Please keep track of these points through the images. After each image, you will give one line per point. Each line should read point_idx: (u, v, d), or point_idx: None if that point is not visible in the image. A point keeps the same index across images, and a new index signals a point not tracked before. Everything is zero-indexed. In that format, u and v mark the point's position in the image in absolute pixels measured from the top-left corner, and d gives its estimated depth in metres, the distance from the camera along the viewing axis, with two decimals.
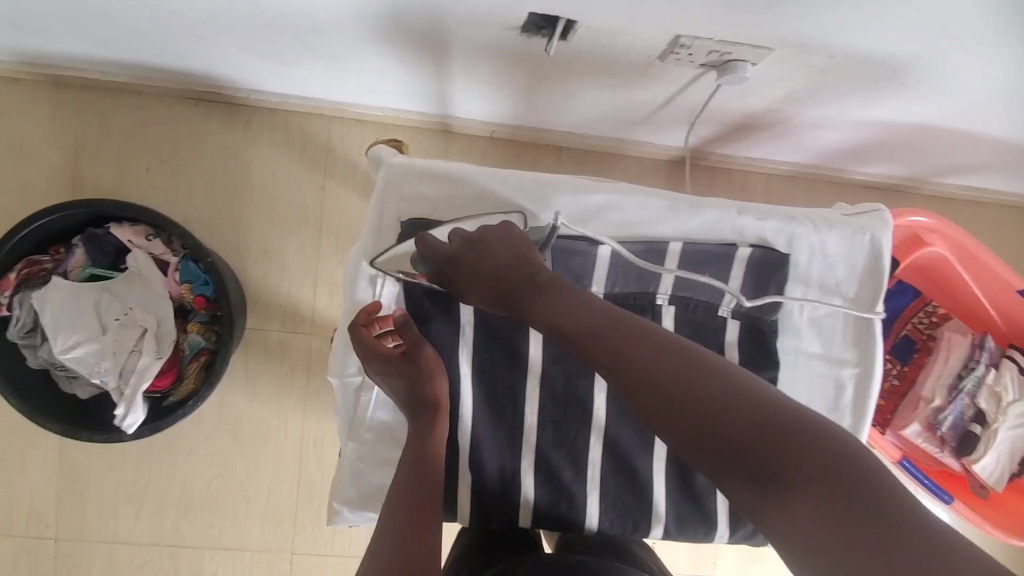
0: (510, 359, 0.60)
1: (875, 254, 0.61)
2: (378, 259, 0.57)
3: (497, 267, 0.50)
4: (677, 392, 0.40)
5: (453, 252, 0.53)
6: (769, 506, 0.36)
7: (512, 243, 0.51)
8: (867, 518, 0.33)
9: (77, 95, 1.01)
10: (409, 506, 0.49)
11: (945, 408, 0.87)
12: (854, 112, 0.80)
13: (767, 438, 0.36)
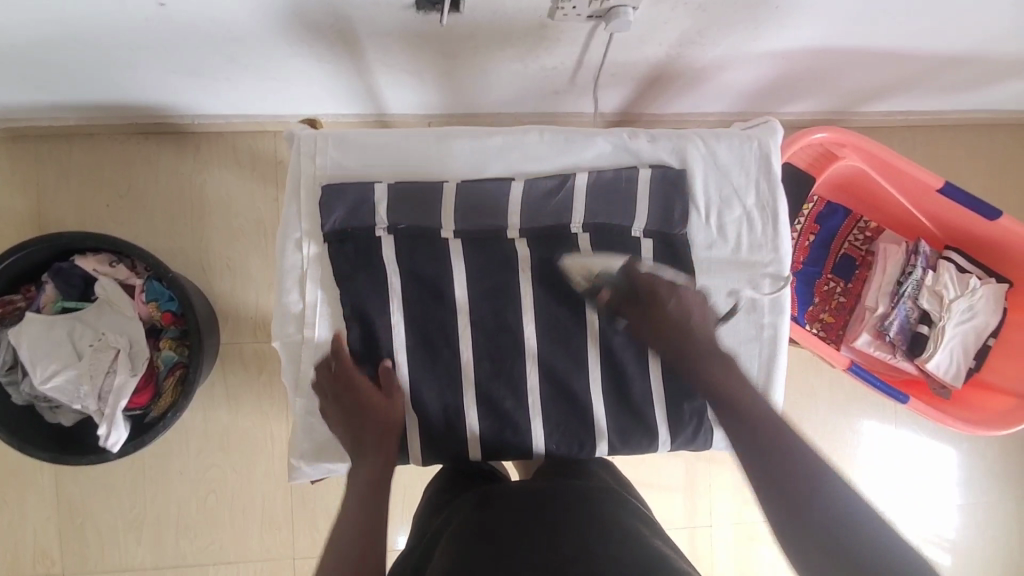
0: (438, 303, 0.63)
1: (765, 156, 0.64)
2: (331, 229, 0.62)
3: (686, 324, 0.62)
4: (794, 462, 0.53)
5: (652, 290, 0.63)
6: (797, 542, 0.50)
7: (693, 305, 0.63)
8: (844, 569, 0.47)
9: (34, 145, 1.08)
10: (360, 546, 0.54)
11: (889, 313, 0.91)
12: (749, 46, 0.85)
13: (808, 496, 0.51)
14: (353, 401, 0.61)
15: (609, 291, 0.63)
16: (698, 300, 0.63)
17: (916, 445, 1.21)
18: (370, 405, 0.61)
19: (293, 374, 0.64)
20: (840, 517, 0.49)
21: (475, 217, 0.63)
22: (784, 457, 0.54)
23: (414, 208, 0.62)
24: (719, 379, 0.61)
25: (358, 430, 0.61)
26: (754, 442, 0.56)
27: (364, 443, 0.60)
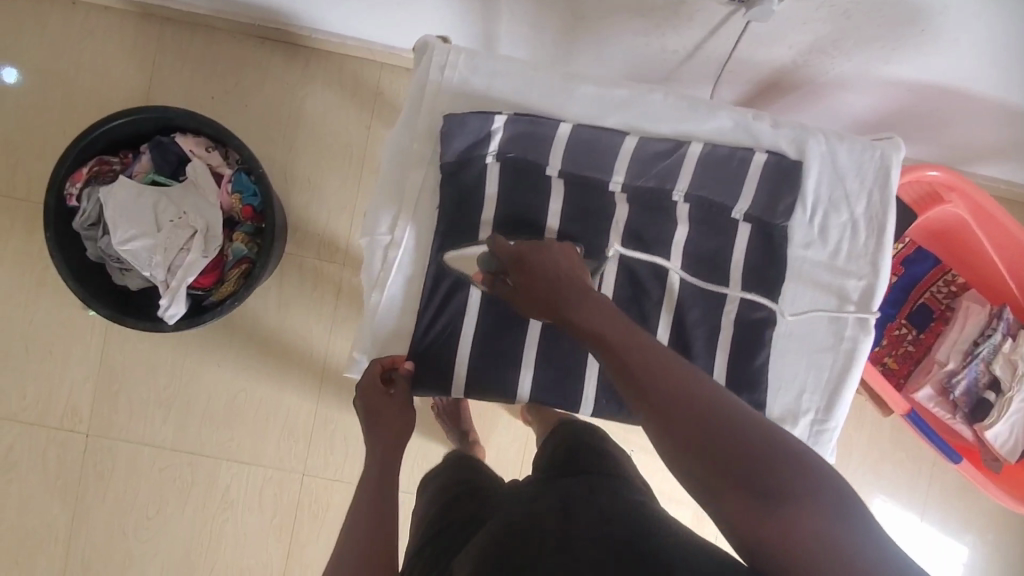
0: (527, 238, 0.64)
1: (884, 168, 0.63)
2: (448, 154, 0.63)
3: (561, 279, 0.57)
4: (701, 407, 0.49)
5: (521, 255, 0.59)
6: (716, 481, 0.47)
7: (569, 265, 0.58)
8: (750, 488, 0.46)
9: (159, 26, 1.13)
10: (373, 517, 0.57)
11: (958, 371, 0.88)
12: (879, 69, 0.83)
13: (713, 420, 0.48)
14: (377, 397, 0.64)
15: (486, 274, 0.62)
16: (571, 258, 0.59)
17: (940, 520, 1.18)
18: (391, 405, 0.65)
19: (372, 270, 0.66)
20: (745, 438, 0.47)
21: (583, 162, 0.63)
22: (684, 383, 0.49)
23: (526, 141, 0.63)
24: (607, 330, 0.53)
25: (377, 420, 0.64)
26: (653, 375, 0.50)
27: (382, 432, 0.64)
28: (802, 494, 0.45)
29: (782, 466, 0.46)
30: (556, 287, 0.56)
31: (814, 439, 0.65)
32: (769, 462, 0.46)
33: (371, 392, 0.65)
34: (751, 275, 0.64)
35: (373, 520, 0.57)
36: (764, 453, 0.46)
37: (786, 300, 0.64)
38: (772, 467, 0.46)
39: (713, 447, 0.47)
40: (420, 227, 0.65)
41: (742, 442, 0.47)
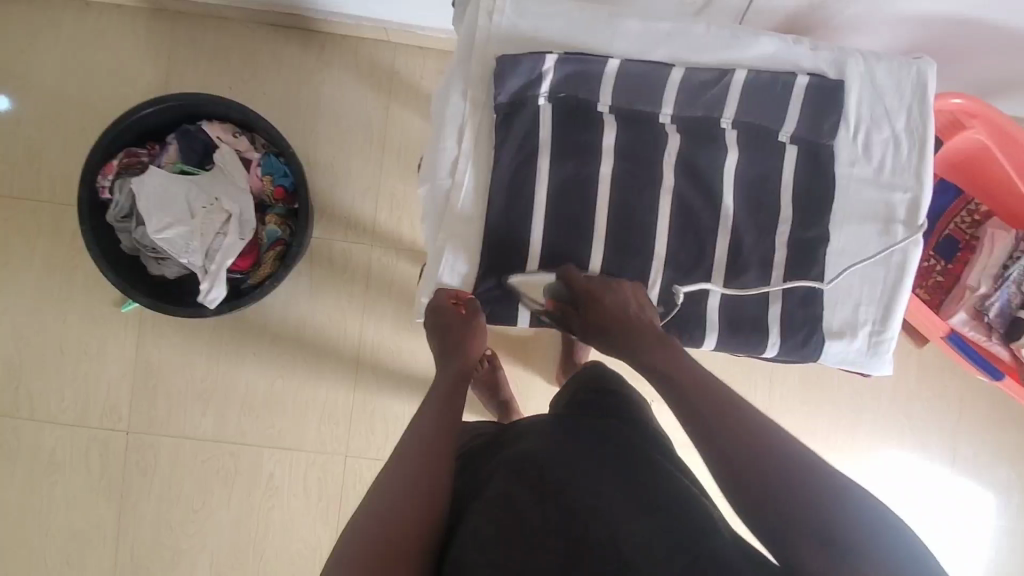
0: (581, 175, 0.65)
1: (922, 83, 0.65)
2: (503, 100, 0.63)
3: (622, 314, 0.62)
4: (781, 465, 0.50)
5: (592, 289, 0.63)
6: (770, 514, 0.49)
7: (631, 299, 0.63)
8: (804, 522, 0.48)
9: (172, 20, 1.14)
10: (430, 446, 0.59)
11: (991, 294, 0.90)
12: (894, 5, 0.85)
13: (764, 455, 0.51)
14: (447, 319, 0.65)
15: (553, 300, 0.66)
16: (633, 292, 0.64)
17: (974, 455, 1.20)
18: (460, 329, 0.65)
19: (432, 218, 0.67)
20: (795, 471, 0.49)
21: (633, 96, 0.64)
22: (734, 419, 0.53)
23: (576, 80, 0.64)
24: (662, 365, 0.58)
25: (446, 341, 0.65)
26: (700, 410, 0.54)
27: (450, 352, 0.65)
28: (881, 557, 0.46)
29: (865, 530, 0.47)
30: (622, 323, 0.62)
31: (873, 350, 0.67)
32: (852, 525, 0.47)
33: (442, 316, 0.65)
34: (801, 194, 0.66)
35: (429, 448, 0.58)
36: (815, 487, 0.49)
37: (837, 217, 0.66)
38: (850, 530, 0.47)
39: (791, 506, 0.48)
40: (479, 173, 0.65)
41: (825, 503, 0.48)
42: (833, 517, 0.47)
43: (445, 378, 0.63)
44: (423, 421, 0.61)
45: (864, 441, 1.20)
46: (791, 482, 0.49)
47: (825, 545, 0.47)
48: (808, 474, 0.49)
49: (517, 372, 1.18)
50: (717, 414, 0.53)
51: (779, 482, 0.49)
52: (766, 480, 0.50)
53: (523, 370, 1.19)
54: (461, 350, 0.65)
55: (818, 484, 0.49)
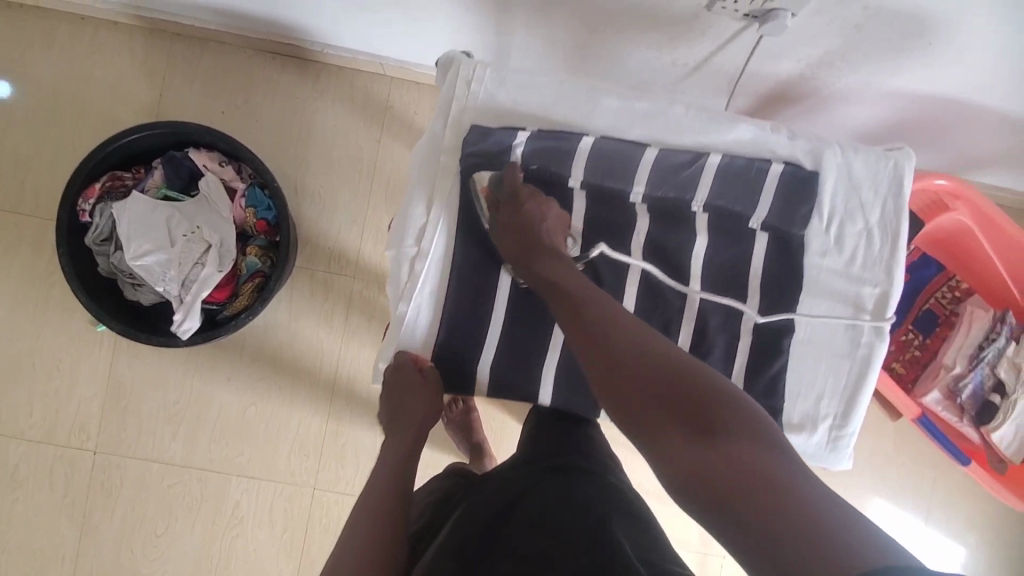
0: None
1: (898, 177, 0.66)
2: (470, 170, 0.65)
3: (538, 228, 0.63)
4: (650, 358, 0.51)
5: (522, 198, 0.64)
6: (665, 428, 0.47)
7: (555, 222, 0.64)
8: (695, 430, 0.46)
9: (168, 41, 1.14)
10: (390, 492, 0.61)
11: (965, 375, 0.91)
12: (884, 82, 0.84)
13: (658, 367, 0.50)
14: (401, 381, 0.68)
15: (492, 192, 0.66)
16: (558, 217, 0.64)
17: (947, 523, 1.19)
18: (414, 391, 0.68)
19: (400, 280, 0.69)
20: (688, 381, 0.48)
21: (603, 173, 0.65)
22: (632, 340, 0.52)
23: (550, 154, 0.66)
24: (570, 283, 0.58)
25: (399, 403, 0.68)
26: (599, 332, 0.54)
27: (400, 417, 0.68)
28: (740, 431, 0.45)
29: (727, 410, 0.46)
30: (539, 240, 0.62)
31: (832, 445, 0.69)
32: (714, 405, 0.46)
33: (400, 379, 0.68)
34: (767, 283, 0.67)
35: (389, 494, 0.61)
36: (709, 398, 0.47)
37: (803, 306, 0.67)
38: (707, 408, 0.46)
39: (671, 413, 0.47)
40: (446, 237, 0.68)
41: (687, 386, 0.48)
42: (725, 420, 0.45)
43: (400, 439, 0.67)
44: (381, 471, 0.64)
45: None
46: (659, 371, 0.49)
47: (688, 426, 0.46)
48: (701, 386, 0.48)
49: (492, 413, 1.17)
50: (615, 336, 0.53)
51: (672, 391, 0.48)
52: (658, 390, 0.48)
53: (498, 411, 1.18)
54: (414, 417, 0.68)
55: (685, 376, 0.49)
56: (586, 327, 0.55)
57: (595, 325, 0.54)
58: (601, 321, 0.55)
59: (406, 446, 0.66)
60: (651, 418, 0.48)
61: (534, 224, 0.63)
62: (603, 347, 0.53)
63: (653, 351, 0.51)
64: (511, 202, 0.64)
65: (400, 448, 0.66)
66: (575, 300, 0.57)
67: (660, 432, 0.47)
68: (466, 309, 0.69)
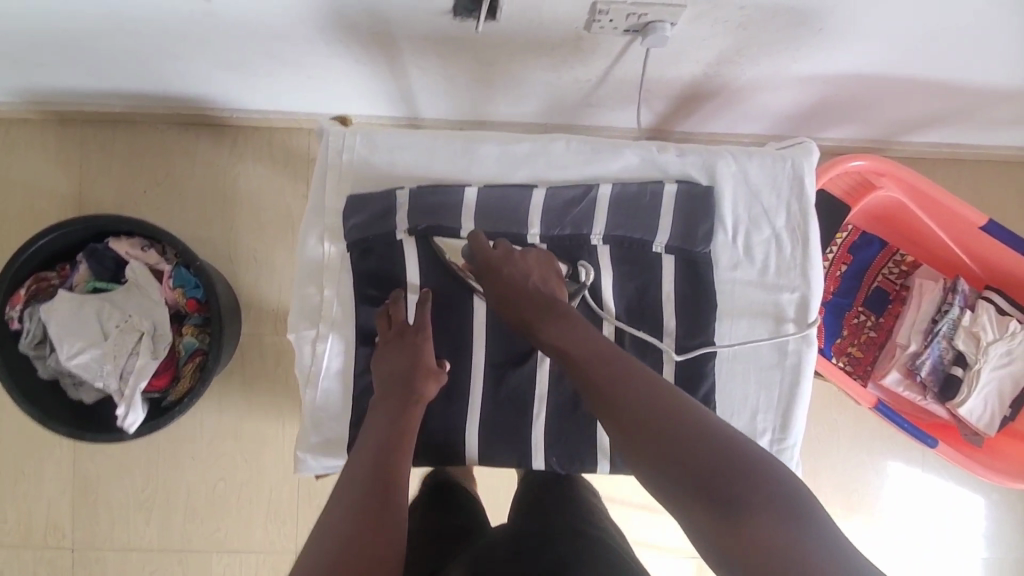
0: (456, 296, 0.74)
1: (797, 177, 0.73)
2: (352, 239, 0.71)
3: (524, 285, 0.65)
4: (669, 421, 0.51)
5: (497, 254, 0.67)
6: (689, 498, 0.47)
7: (540, 273, 0.67)
8: (719, 502, 0.45)
9: (81, 128, 1.13)
10: (371, 483, 0.57)
11: (922, 352, 0.88)
12: (788, 69, 0.82)
13: (675, 433, 0.50)
14: (388, 338, 0.69)
15: (467, 264, 0.71)
16: (539, 263, 0.68)
17: (942, 493, 1.17)
18: (399, 345, 0.68)
19: (303, 364, 0.72)
20: (708, 445, 0.48)
21: (497, 221, 0.72)
22: (646, 400, 0.53)
23: (436, 210, 0.71)
24: (575, 344, 0.60)
25: (387, 359, 0.68)
26: (613, 394, 0.55)
27: (388, 380, 0.66)
28: (762, 504, 0.44)
29: (745, 475, 0.46)
30: (530, 296, 0.64)
31: (776, 457, 0.74)
32: (732, 472, 0.46)
33: (387, 338, 0.69)
34: (683, 300, 0.73)
35: (369, 492, 0.56)
36: (730, 465, 0.47)
37: (726, 313, 0.73)
38: (727, 477, 0.46)
39: (695, 482, 0.47)
40: (341, 299, 0.72)
41: (707, 454, 0.47)
42: (751, 487, 0.45)
43: (388, 416, 0.63)
44: (365, 454, 0.60)
45: (829, 492, 1.16)
46: (680, 437, 0.49)
47: (704, 495, 0.46)
48: (721, 447, 0.48)
49: None
50: (631, 399, 0.53)
51: (691, 458, 0.48)
52: (676, 457, 0.48)
53: None
54: (408, 379, 0.66)
55: (702, 442, 0.48)
56: (602, 390, 0.56)
57: (609, 388, 0.55)
58: (617, 385, 0.55)
59: (389, 432, 0.62)
60: (675, 489, 0.48)
61: (522, 284, 0.65)
62: (620, 413, 0.53)
63: (670, 414, 0.51)
64: (486, 265, 0.68)
65: (381, 437, 0.61)
66: (589, 364, 0.58)
67: (687, 502, 0.47)
68: None
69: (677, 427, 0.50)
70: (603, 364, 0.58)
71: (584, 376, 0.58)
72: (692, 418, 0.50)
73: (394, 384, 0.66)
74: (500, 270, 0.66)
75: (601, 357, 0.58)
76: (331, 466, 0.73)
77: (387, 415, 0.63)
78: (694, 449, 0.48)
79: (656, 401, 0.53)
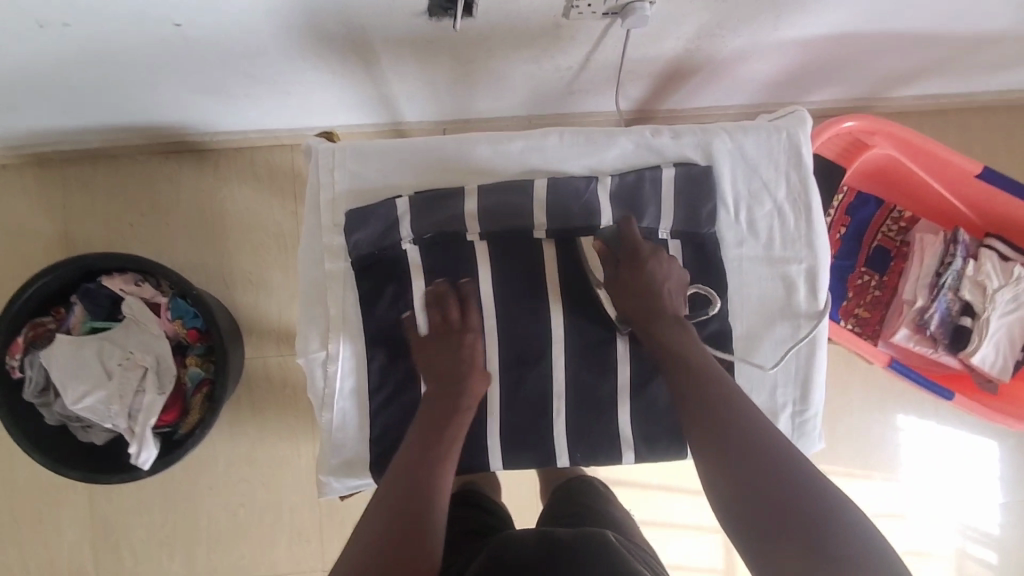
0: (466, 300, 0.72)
1: (794, 147, 0.72)
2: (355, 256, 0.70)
3: (655, 288, 0.68)
4: (760, 459, 0.54)
5: (636, 252, 0.69)
6: (759, 522, 0.51)
7: (670, 283, 0.69)
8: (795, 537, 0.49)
9: (60, 169, 1.10)
10: (420, 470, 0.62)
11: (929, 307, 0.88)
12: (770, 36, 0.81)
13: (761, 461, 0.54)
14: (438, 334, 0.69)
15: (603, 244, 0.71)
16: (671, 268, 0.69)
17: (959, 441, 1.17)
18: (451, 344, 0.69)
19: (316, 387, 0.71)
20: (793, 478, 0.52)
21: (498, 221, 0.71)
22: (735, 421, 0.57)
23: (437, 216, 0.71)
24: (675, 356, 0.65)
25: (438, 356, 0.68)
26: (703, 406, 0.59)
27: (438, 376, 0.68)
28: (831, 546, 0.48)
29: (828, 522, 0.49)
30: (649, 309, 0.68)
31: (800, 429, 0.73)
32: (817, 516, 0.49)
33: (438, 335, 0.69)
34: (693, 283, 0.72)
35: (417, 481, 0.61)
36: (812, 504, 0.50)
37: (736, 291, 0.73)
38: (802, 516, 0.50)
39: (776, 508, 0.51)
40: (346, 317, 0.71)
41: (805, 504, 0.50)
42: (828, 530, 0.48)
43: (439, 411, 0.66)
44: (420, 439, 0.64)
45: (848, 452, 1.16)
46: (766, 468, 0.53)
47: (785, 531, 0.49)
48: (805, 484, 0.52)
49: None
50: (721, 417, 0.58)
51: (770, 488, 0.52)
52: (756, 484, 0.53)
53: None
54: (460, 378, 0.68)
55: (785, 476, 0.52)
56: (695, 400, 0.60)
57: (701, 403, 0.60)
58: (709, 401, 0.59)
59: (442, 424, 0.65)
60: (750, 511, 0.52)
61: (656, 284, 0.68)
62: (706, 425, 0.58)
63: (758, 442, 0.55)
64: (623, 258, 0.70)
65: (432, 433, 0.65)
66: (686, 376, 0.63)
67: (758, 525, 0.51)
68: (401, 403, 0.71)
69: (763, 457, 0.54)
70: (703, 380, 0.62)
71: (681, 383, 0.62)
72: (781, 454, 0.54)
73: (445, 381, 0.67)
74: (631, 272, 0.69)
75: (698, 371, 0.63)
76: (354, 485, 0.73)
77: (440, 409, 0.66)
78: (775, 481, 0.52)
79: (744, 426, 0.56)
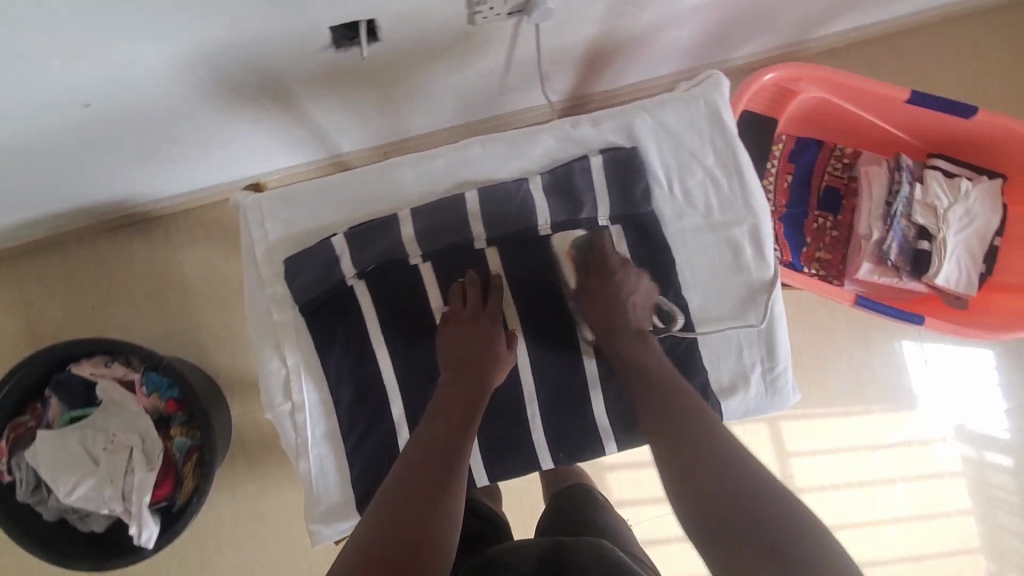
0: (423, 323, 0.72)
1: (712, 111, 0.73)
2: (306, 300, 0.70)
3: (617, 298, 0.69)
4: (712, 466, 0.54)
5: (601, 260, 0.71)
6: (713, 533, 0.51)
7: (638, 298, 0.70)
8: (744, 544, 0.48)
9: (9, 265, 1.09)
10: (436, 447, 0.60)
11: (885, 237, 0.89)
12: (679, 3, 0.81)
13: (714, 466, 0.54)
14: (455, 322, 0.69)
15: (576, 253, 0.73)
16: (638, 282, 0.70)
17: (946, 359, 1.18)
18: (470, 330, 0.68)
19: (289, 438, 0.72)
20: (745, 480, 0.52)
21: (441, 238, 0.71)
22: (693, 427, 0.58)
23: (379, 246, 0.70)
24: (637, 367, 0.65)
25: (458, 340, 0.68)
26: (664, 414, 0.60)
27: (457, 361, 0.67)
28: (779, 548, 0.47)
29: (779, 521, 0.49)
30: (615, 321, 0.68)
31: (772, 386, 0.75)
32: (769, 517, 0.49)
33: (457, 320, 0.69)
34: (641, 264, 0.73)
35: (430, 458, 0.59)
36: (761, 506, 0.50)
37: (684, 263, 0.74)
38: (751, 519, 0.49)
39: (727, 513, 0.51)
40: (308, 363, 0.71)
41: (756, 507, 0.50)
42: (776, 532, 0.48)
43: (463, 393, 0.64)
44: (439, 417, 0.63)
45: (840, 391, 1.17)
46: (720, 472, 0.53)
47: (739, 539, 0.49)
48: (756, 485, 0.51)
49: None
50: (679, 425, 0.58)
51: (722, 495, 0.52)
52: (709, 490, 0.53)
53: None
54: (479, 362, 0.66)
55: (737, 479, 0.52)
56: (657, 407, 0.61)
57: (662, 413, 0.60)
58: (666, 411, 0.60)
59: (463, 405, 0.64)
60: (703, 521, 0.52)
61: (622, 296, 0.69)
62: (664, 435, 0.58)
63: (713, 450, 0.55)
64: (591, 268, 0.71)
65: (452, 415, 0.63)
66: (648, 384, 0.63)
67: (712, 533, 0.51)
68: (378, 436, 0.72)
69: (716, 463, 0.54)
70: (666, 391, 0.62)
71: (642, 393, 0.63)
72: (733, 461, 0.54)
73: (465, 364, 0.66)
74: (597, 283, 0.70)
75: (659, 381, 0.63)
76: (347, 526, 0.73)
77: (464, 388, 0.65)
78: (726, 485, 0.52)
79: (698, 435, 0.57)
